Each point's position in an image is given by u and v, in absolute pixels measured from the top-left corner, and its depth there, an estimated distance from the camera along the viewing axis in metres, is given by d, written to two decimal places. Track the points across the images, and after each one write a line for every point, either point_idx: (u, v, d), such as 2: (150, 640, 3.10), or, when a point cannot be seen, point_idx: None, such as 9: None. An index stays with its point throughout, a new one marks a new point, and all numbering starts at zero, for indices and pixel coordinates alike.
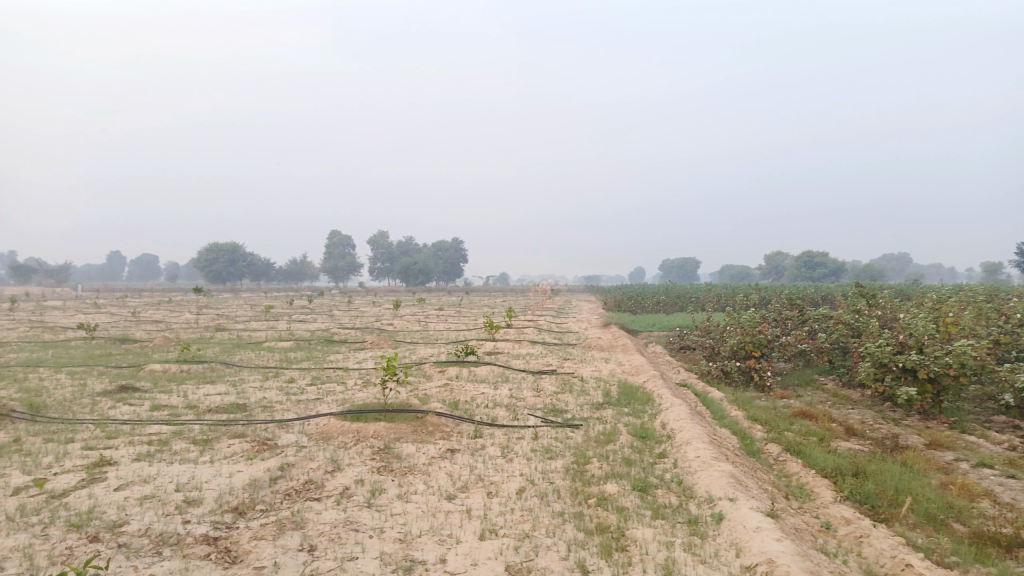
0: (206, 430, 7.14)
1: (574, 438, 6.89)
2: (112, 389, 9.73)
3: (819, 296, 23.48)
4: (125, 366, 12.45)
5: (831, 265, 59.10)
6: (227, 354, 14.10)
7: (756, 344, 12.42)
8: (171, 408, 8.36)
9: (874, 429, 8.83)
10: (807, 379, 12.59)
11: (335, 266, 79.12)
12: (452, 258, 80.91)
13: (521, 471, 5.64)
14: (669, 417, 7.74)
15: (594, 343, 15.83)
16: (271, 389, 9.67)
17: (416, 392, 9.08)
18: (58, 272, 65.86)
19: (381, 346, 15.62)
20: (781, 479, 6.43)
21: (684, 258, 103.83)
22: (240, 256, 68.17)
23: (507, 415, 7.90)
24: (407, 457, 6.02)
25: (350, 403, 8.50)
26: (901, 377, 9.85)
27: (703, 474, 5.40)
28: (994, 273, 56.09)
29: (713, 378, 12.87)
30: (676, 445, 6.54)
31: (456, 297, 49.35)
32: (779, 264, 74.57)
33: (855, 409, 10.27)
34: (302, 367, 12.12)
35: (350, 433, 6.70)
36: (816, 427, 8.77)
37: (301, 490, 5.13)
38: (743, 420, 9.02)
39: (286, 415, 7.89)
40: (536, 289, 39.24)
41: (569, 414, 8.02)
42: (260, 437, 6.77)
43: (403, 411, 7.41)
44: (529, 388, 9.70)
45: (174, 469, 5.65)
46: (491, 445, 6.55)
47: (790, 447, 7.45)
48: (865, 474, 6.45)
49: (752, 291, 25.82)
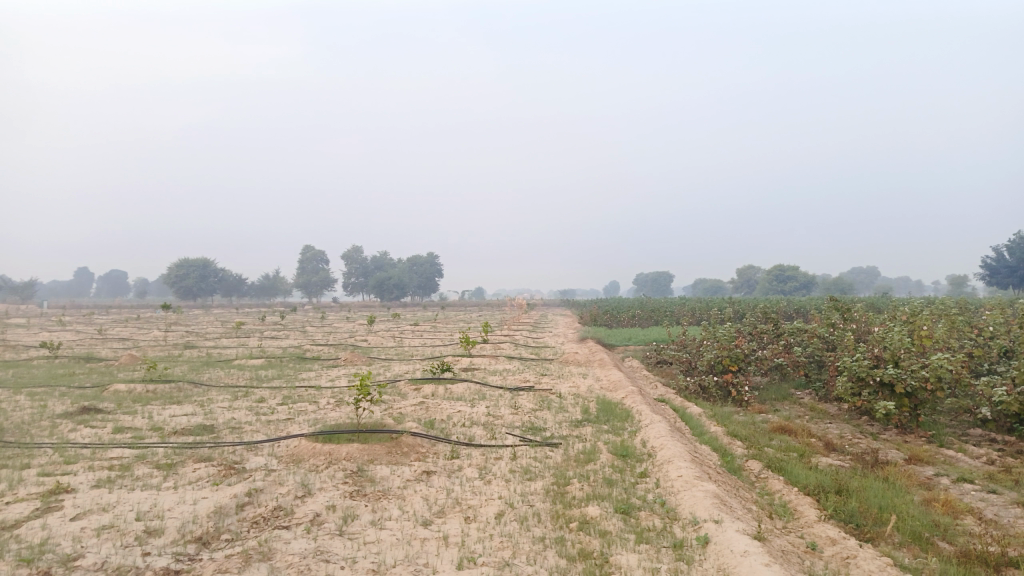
0: (171, 453, 6.85)
1: (553, 457, 6.73)
2: (73, 411, 9.35)
3: (792, 310, 23.65)
4: (88, 386, 12.03)
5: (802, 279, 59.85)
6: (195, 373, 13.72)
7: (733, 358, 12.34)
8: (135, 430, 8.03)
9: (853, 444, 8.79)
10: (784, 393, 12.57)
11: (308, 281, 78.27)
12: (426, 273, 80.52)
13: (500, 494, 5.46)
14: (649, 434, 7.61)
15: (571, 358, 15.70)
16: (241, 409, 9.38)
17: (390, 411, 8.86)
18: (22, 288, 64.24)
19: (354, 363, 15.33)
20: (764, 497, 6.33)
21: (658, 272, 104.50)
22: (211, 272, 67.23)
23: (484, 434, 7.71)
24: (381, 480, 5.81)
25: (322, 423, 8.25)
26: (878, 391, 9.84)
27: (687, 494, 5.27)
28: (959, 286, 57.21)
29: (690, 393, 12.78)
30: (658, 464, 6.40)
31: (430, 312, 49.06)
32: (751, 278, 75.33)
33: (833, 423, 10.24)
34: (273, 385, 11.82)
35: (321, 456, 6.47)
36: (796, 442, 8.71)
37: (269, 517, 4.90)
38: (723, 436, 8.92)
39: (255, 437, 7.62)
40: (511, 304, 39.11)
41: (548, 433, 7.86)
42: (227, 460, 6.50)
43: (377, 432, 7.20)
44: (506, 406, 9.52)
45: (135, 496, 5.37)
46: (468, 466, 6.36)
47: (771, 464, 7.36)
48: (847, 491, 6.37)
49: (726, 305, 25.94)
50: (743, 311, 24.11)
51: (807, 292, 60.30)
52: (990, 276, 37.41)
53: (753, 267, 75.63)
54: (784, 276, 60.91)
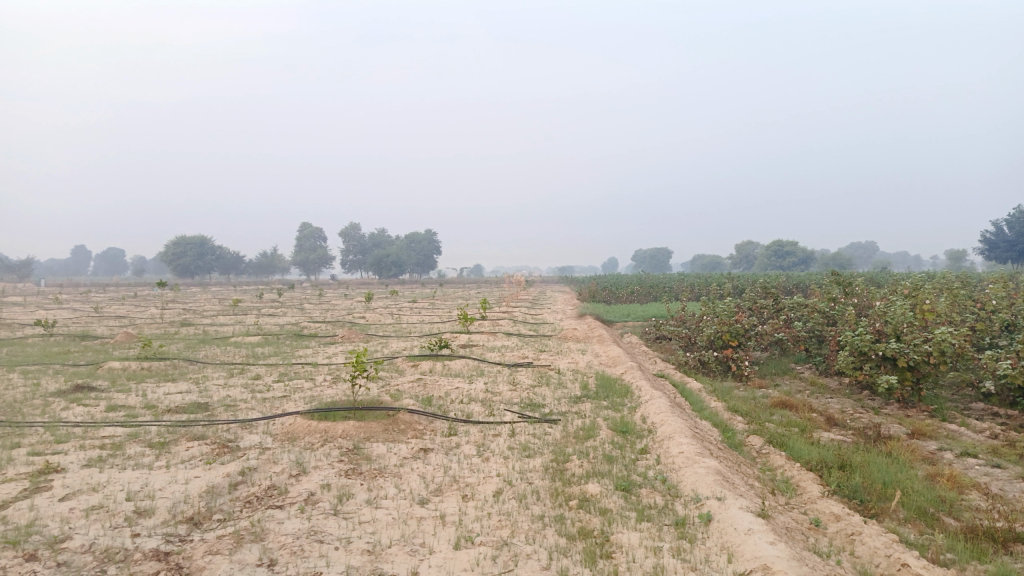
0: (164, 432, 6.74)
1: (552, 434, 6.63)
2: (66, 389, 9.24)
3: (791, 285, 23.52)
4: (83, 364, 11.91)
5: (801, 254, 59.72)
6: (191, 351, 13.60)
7: (733, 333, 12.25)
8: (128, 409, 7.92)
9: (855, 419, 8.71)
10: (784, 368, 12.48)
11: (306, 258, 77.99)
12: (424, 250, 80.27)
13: (498, 472, 5.35)
14: (649, 410, 7.51)
15: (570, 334, 15.59)
16: (236, 387, 9.27)
17: (387, 388, 8.75)
18: (19, 267, 63.98)
19: (352, 340, 15.21)
20: (767, 473, 6.24)
21: (657, 249, 104.35)
22: (209, 250, 66.94)
23: (482, 411, 7.60)
24: (377, 458, 5.71)
25: (318, 400, 8.13)
26: (880, 365, 9.73)
27: (689, 471, 5.17)
28: (958, 260, 57.11)
29: (690, 368, 12.69)
30: (658, 441, 6.30)
31: (428, 289, 48.86)
32: (749, 254, 75.17)
33: (834, 398, 10.15)
34: (269, 362, 11.71)
35: (317, 433, 6.37)
36: (797, 417, 8.63)
37: (263, 497, 4.80)
38: (723, 411, 8.83)
39: (250, 415, 7.50)
40: (509, 281, 38.98)
41: (547, 409, 7.75)
42: (221, 439, 6.39)
43: (373, 409, 7.09)
44: (504, 382, 9.42)
45: (126, 476, 5.26)
46: (466, 444, 6.25)
47: (773, 439, 7.27)
48: (851, 467, 6.28)
49: (725, 280, 25.80)
50: (742, 287, 23.99)
51: (805, 267, 60.16)
52: (989, 250, 37.25)
53: (752, 242, 75.48)
54: (783, 251, 60.74)
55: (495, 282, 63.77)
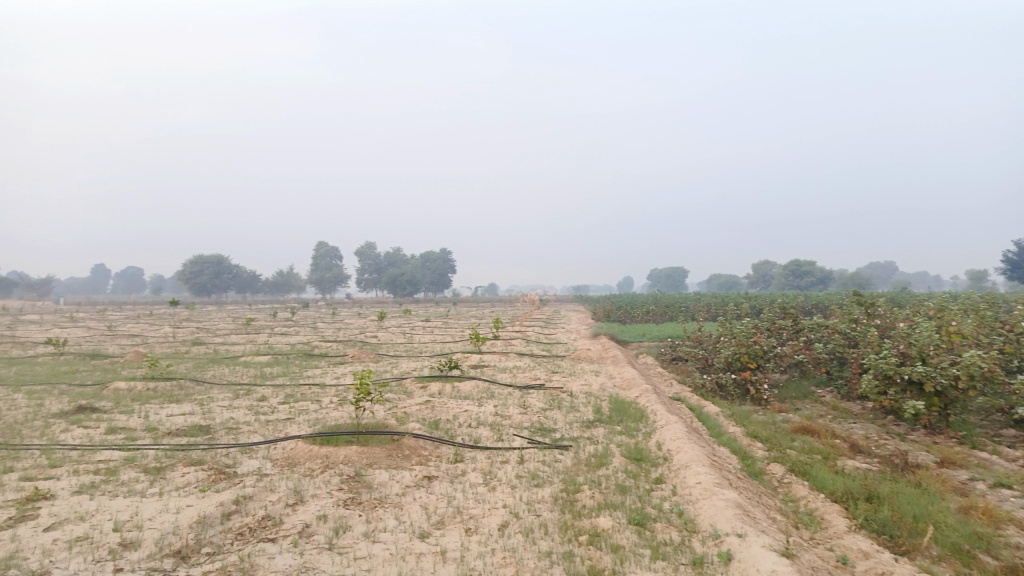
0: (162, 456, 6.53)
1: (563, 461, 6.35)
2: (68, 410, 9.07)
3: (810, 305, 23.06)
4: (89, 384, 11.77)
5: (819, 274, 59.04)
6: (199, 371, 13.45)
7: (751, 355, 11.89)
8: (128, 431, 7.73)
9: (880, 446, 8.35)
10: (805, 391, 12.11)
11: (321, 277, 78.25)
12: (439, 269, 80.28)
13: (504, 503, 5.08)
14: (664, 436, 7.21)
15: (583, 355, 15.30)
16: (240, 409, 9.06)
17: (394, 411, 8.50)
18: (38, 286, 64.55)
19: (362, 360, 15.01)
20: (789, 505, 5.91)
21: (672, 269, 103.78)
22: (225, 268, 67.34)
23: (490, 436, 7.33)
24: (379, 486, 5.45)
25: (322, 423, 7.90)
26: (906, 389, 9.36)
27: (707, 504, 4.87)
28: (979, 281, 56.20)
29: (707, 391, 12.35)
30: (675, 469, 6.00)
31: (443, 308, 48.68)
32: (766, 273, 74.51)
33: (857, 424, 9.79)
34: (276, 383, 11.52)
35: (318, 459, 6.14)
36: (819, 444, 8.28)
37: (256, 528, 4.55)
38: (742, 437, 8.50)
39: (251, 438, 7.28)
40: (523, 301, 38.78)
41: (557, 434, 7.47)
42: (219, 464, 6.16)
43: (378, 434, 6.85)
44: (515, 405, 9.15)
45: (117, 504, 5.04)
46: (472, 471, 5.99)
47: (795, 468, 6.93)
48: (878, 498, 5.94)
49: (741, 300, 25.39)
50: (759, 307, 23.57)
51: (823, 287, 59.42)
52: (1012, 271, 36.53)
53: (769, 262, 74.71)
54: (800, 271, 60.08)
55: (510, 301, 63.53)
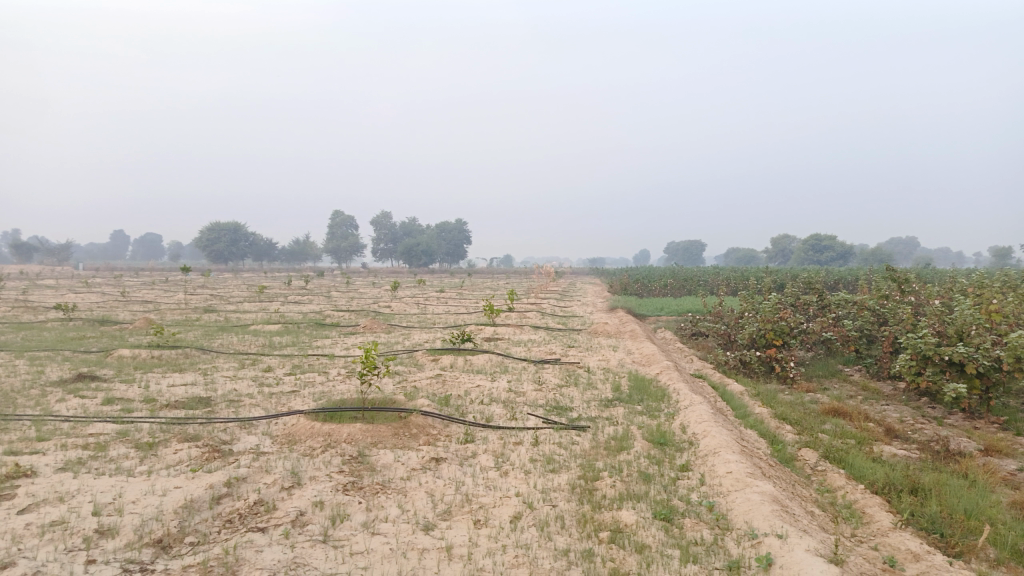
0: (156, 430, 6.18)
1: (580, 444, 5.93)
2: (68, 378, 8.77)
3: (833, 281, 22.33)
4: (94, 351, 11.50)
5: (840, 249, 57.96)
6: (207, 339, 13.14)
7: (777, 332, 11.36)
8: (126, 402, 7.40)
9: (917, 431, 7.85)
10: (832, 370, 11.60)
11: (337, 246, 78.10)
12: (455, 240, 79.83)
13: (517, 491, 4.66)
14: (689, 418, 6.74)
15: (601, 328, 14.84)
16: (245, 380, 8.71)
17: (403, 385, 8.12)
18: (58, 251, 64.66)
19: (373, 331, 14.66)
20: (825, 496, 5.46)
21: (689, 243, 102.72)
22: (243, 236, 67.22)
23: (503, 414, 6.91)
24: (382, 469, 5.05)
25: (327, 397, 7.54)
26: (944, 371, 8.80)
27: (739, 498, 4.43)
28: (1004, 258, 54.98)
29: (730, 369, 11.87)
30: (701, 456, 5.55)
31: (458, 279, 48.27)
32: (785, 248, 73.37)
33: (890, 406, 9.28)
34: (284, 353, 11.17)
35: (319, 437, 5.77)
36: (852, 427, 7.80)
37: (246, 516, 4.17)
38: (770, 419, 8.05)
39: (252, 412, 6.91)
40: (539, 273, 38.25)
41: (574, 413, 7.04)
42: (214, 440, 5.79)
43: (384, 411, 6.46)
44: (529, 381, 8.73)
45: (100, 484, 4.68)
46: (483, 453, 5.58)
47: (829, 455, 6.47)
48: (923, 491, 5.46)
49: (764, 274, 24.67)
50: (781, 282, 22.88)
51: (843, 262, 58.32)
52: None
53: (789, 236, 73.52)
54: (820, 246, 59.00)
55: (524, 272, 62.91)
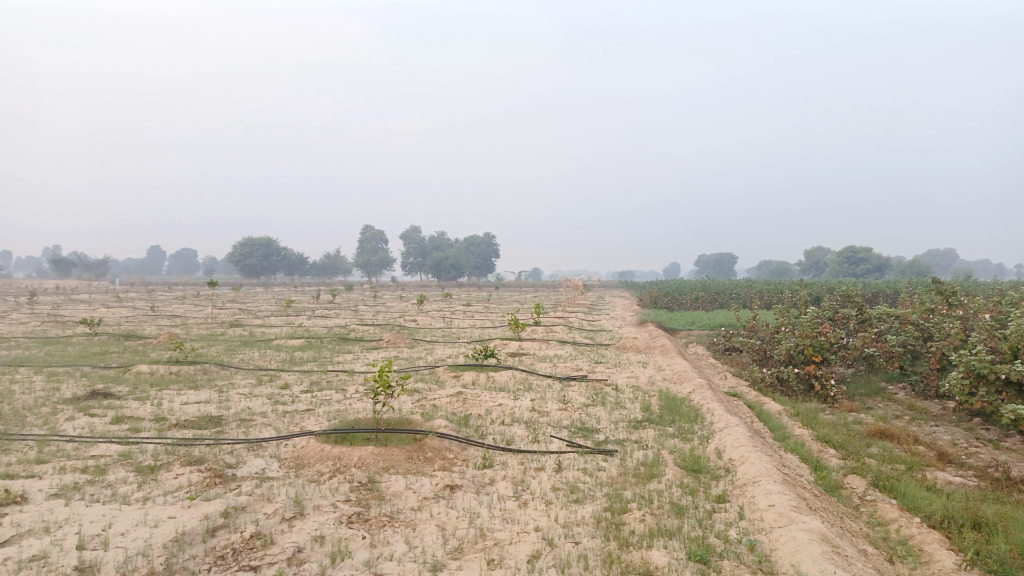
0: (161, 452, 5.90)
1: (607, 470, 5.51)
2: (81, 396, 8.57)
3: (871, 294, 21.50)
4: (114, 366, 11.34)
5: (876, 261, 56.51)
6: (228, 354, 12.94)
7: (816, 347, 10.81)
8: (134, 422, 7.15)
9: (973, 455, 7.26)
10: (875, 388, 10.99)
11: (367, 260, 78.42)
12: (484, 253, 79.71)
13: (537, 525, 4.25)
14: (724, 442, 6.28)
15: (630, 343, 14.36)
16: (259, 397, 8.43)
17: (422, 405, 7.77)
18: (95, 266, 65.81)
19: (397, 346, 14.35)
20: (877, 531, 4.96)
21: (720, 257, 101.38)
22: (274, 251, 67.81)
23: (525, 436, 6.51)
24: (391, 497, 4.70)
25: (342, 417, 7.22)
26: (1001, 391, 8.18)
27: (784, 536, 3.97)
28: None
29: (766, 387, 11.33)
30: (739, 486, 5.09)
31: (485, 293, 48.05)
32: (819, 262, 71.92)
33: (941, 428, 8.67)
34: (303, 369, 10.90)
35: (328, 461, 5.43)
36: (900, 451, 7.26)
37: (240, 551, 3.82)
38: (811, 442, 7.54)
39: (262, 432, 6.60)
40: (568, 286, 37.83)
41: (601, 436, 6.62)
42: (219, 464, 5.48)
43: (399, 432, 6.11)
44: (554, 399, 8.32)
45: (91, 513, 4.38)
46: (501, 481, 5.19)
47: (878, 483, 5.95)
48: (988, 525, 4.93)
49: (799, 288, 23.95)
50: (818, 295, 22.14)
51: (880, 274, 56.92)
52: None
53: (823, 249, 72.16)
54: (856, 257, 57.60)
55: (552, 287, 62.44)
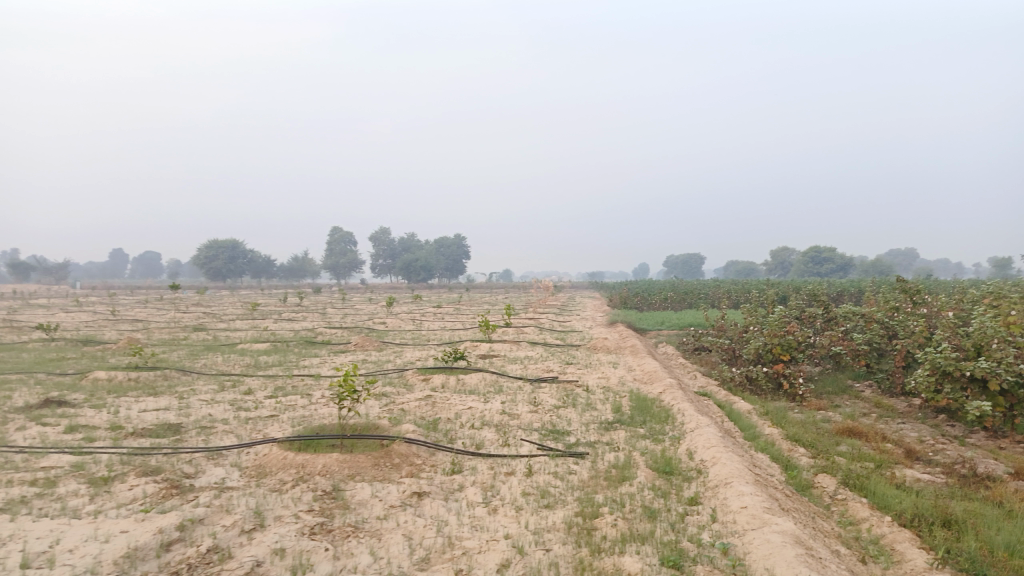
0: (116, 462, 5.66)
1: (578, 473, 5.42)
2: (33, 404, 8.23)
3: (836, 292, 21.77)
4: (69, 373, 10.96)
5: (840, 260, 57.45)
6: (190, 359, 12.59)
7: (784, 346, 10.87)
8: (89, 430, 6.88)
9: (940, 452, 7.33)
10: (842, 386, 11.09)
11: (335, 262, 77.60)
12: (454, 255, 79.44)
13: (506, 532, 4.14)
14: (696, 443, 6.23)
15: (600, 344, 14.32)
16: (222, 404, 8.18)
17: (390, 409, 7.61)
18: (55, 271, 64.10)
19: (365, 349, 14.12)
20: (849, 530, 4.95)
21: (689, 257, 102.35)
22: (241, 254, 66.72)
23: (494, 440, 6.39)
24: (357, 506, 4.55)
25: (307, 423, 7.03)
26: (965, 387, 8.27)
27: (758, 539, 3.91)
28: (1004, 269, 54.43)
29: (735, 386, 11.37)
30: (711, 487, 5.04)
31: (455, 295, 47.81)
32: (785, 262, 72.95)
33: (907, 425, 8.76)
34: (268, 374, 10.64)
35: (291, 469, 5.26)
36: (869, 449, 7.29)
37: (196, 567, 3.64)
38: (781, 441, 7.55)
39: (223, 440, 6.39)
40: (538, 288, 37.80)
41: (571, 438, 6.53)
42: (176, 474, 5.27)
43: (366, 438, 5.96)
44: (525, 402, 8.21)
45: (38, 529, 4.15)
46: (471, 486, 5.07)
47: (848, 482, 5.95)
48: (958, 522, 4.94)
49: (765, 288, 24.19)
50: (785, 294, 22.36)
51: (844, 273, 57.88)
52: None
53: (789, 249, 73.22)
54: (821, 257, 58.48)
55: (522, 288, 62.37)
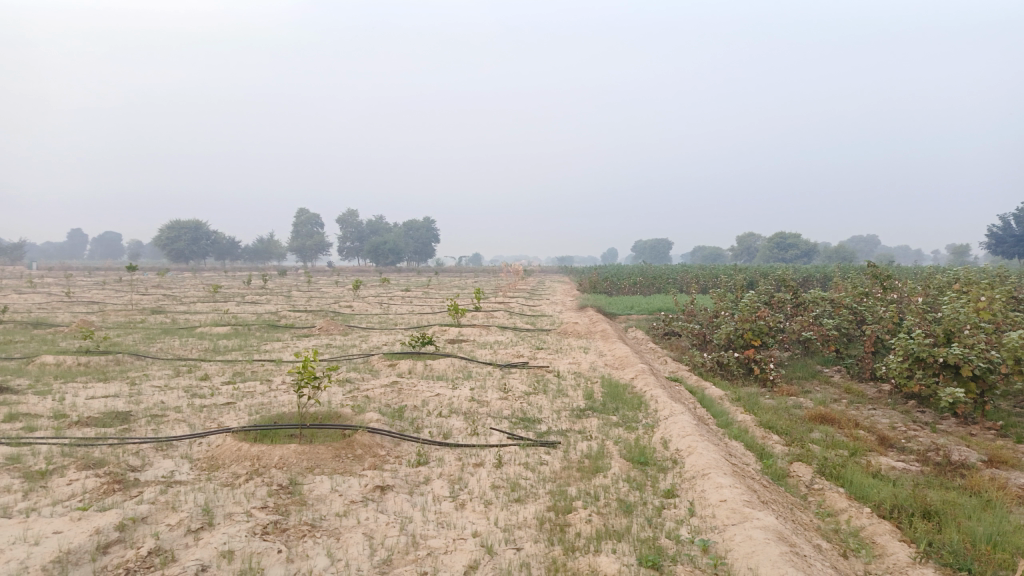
0: (56, 454, 5.28)
1: (550, 464, 5.19)
2: None
3: (803, 277, 21.86)
4: (16, 358, 10.41)
5: (804, 246, 58.14)
6: (146, 344, 12.08)
7: (756, 331, 10.76)
8: (30, 419, 6.44)
9: (912, 439, 7.26)
10: (812, 371, 11.05)
11: (302, 244, 76.36)
12: (422, 238, 78.77)
13: (475, 530, 3.89)
14: (670, 431, 6.03)
15: (570, 328, 14.11)
16: (175, 390, 7.78)
17: (353, 396, 7.30)
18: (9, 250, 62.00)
19: (330, 333, 13.72)
20: (828, 522, 4.80)
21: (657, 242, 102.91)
22: (204, 235, 65.22)
23: (462, 429, 6.13)
24: (315, 502, 4.26)
25: (265, 411, 6.69)
26: (938, 374, 8.20)
27: (739, 536, 3.72)
28: (961, 256, 55.63)
29: (706, 371, 11.26)
30: (688, 479, 4.84)
31: (423, 277, 47.31)
32: (751, 247, 73.72)
33: (878, 411, 8.70)
34: (227, 359, 10.22)
35: (246, 461, 4.94)
36: (842, 436, 7.19)
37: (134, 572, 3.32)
38: (754, 428, 7.42)
39: (175, 430, 6.03)
40: (507, 272, 37.51)
41: (543, 427, 6.29)
42: (120, 467, 4.91)
43: (326, 428, 5.65)
44: (494, 388, 7.95)
45: None
46: (437, 480, 4.80)
47: (824, 471, 5.81)
48: (937, 512, 4.82)
49: (734, 273, 24.22)
50: (753, 279, 22.40)
51: (808, 259, 58.59)
52: (996, 245, 34.57)
53: (755, 235, 73.99)
54: (785, 243, 59.15)
55: (490, 272, 62.01)
